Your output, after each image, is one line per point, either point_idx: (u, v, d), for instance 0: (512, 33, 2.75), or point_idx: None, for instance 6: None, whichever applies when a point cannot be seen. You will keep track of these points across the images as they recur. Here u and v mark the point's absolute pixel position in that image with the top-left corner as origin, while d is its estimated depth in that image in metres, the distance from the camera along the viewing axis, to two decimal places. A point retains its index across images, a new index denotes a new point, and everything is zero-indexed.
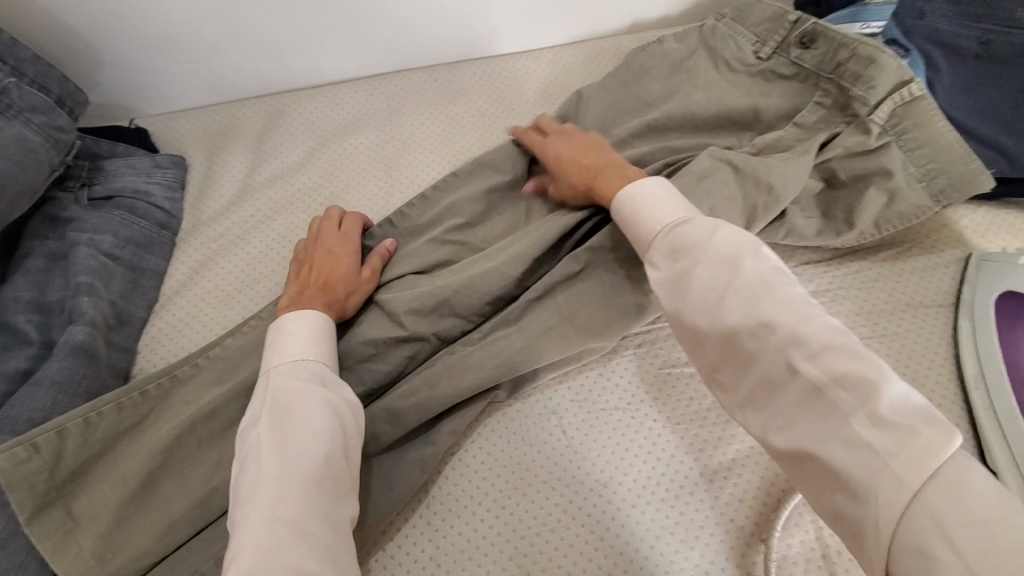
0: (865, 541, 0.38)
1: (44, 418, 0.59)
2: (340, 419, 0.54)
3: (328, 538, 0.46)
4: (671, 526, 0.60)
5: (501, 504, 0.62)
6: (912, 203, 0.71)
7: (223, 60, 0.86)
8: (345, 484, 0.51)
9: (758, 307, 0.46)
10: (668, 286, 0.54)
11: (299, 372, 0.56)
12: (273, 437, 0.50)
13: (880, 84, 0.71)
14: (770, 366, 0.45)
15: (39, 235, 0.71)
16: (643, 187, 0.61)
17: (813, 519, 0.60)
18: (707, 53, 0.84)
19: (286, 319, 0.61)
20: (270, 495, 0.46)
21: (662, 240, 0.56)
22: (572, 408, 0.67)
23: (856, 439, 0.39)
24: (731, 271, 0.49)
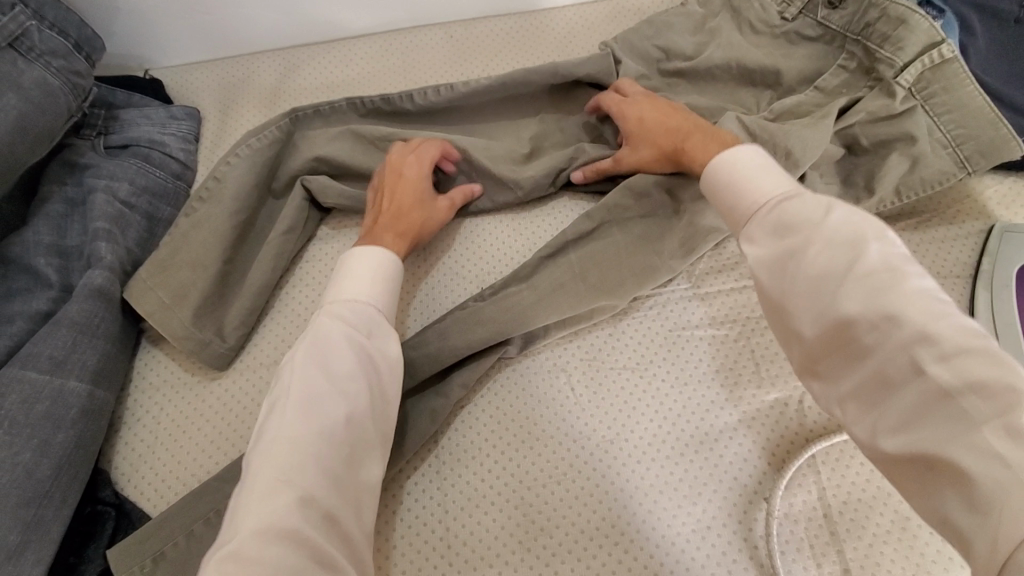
0: (978, 555, 0.36)
1: (64, 357, 0.60)
2: (370, 374, 0.54)
3: (329, 505, 0.46)
4: (675, 482, 0.61)
5: (509, 457, 0.63)
6: (936, 168, 0.69)
7: (240, 11, 0.85)
8: (364, 445, 0.52)
9: (882, 299, 0.43)
10: (769, 267, 0.51)
11: (350, 315, 0.56)
12: (304, 378, 0.50)
13: (908, 46, 0.69)
14: (889, 364, 0.43)
15: (57, 180, 0.71)
16: (740, 156, 0.57)
17: (817, 480, 0.61)
18: (731, 12, 0.81)
19: (353, 251, 0.62)
20: (287, 453, 0.46)
21: (766, 214, 0.52)
22: (580, 367, 0.67)
23: (986, 447, 0.37)
24: (850, 255, 0.46)
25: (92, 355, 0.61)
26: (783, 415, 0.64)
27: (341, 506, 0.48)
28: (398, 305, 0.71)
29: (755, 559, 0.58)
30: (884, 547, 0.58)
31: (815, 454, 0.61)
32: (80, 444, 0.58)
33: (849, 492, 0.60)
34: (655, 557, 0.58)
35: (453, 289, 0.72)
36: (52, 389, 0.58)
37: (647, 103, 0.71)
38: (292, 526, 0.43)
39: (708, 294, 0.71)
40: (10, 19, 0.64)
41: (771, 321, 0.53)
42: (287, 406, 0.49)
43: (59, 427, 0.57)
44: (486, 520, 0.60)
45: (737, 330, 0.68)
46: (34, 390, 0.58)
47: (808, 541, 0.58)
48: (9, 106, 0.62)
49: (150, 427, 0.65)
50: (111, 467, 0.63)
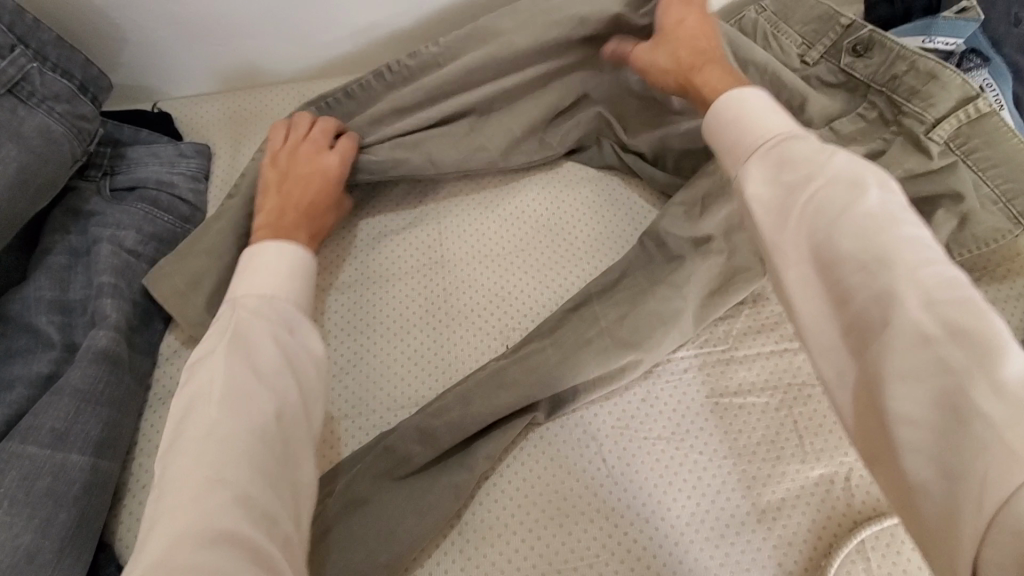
0: (955, 514, 0.35)
1: (66, 428, 0.56)
2: (295, 366, 0.53)
3: (262, 502, 0.44)
4: (717, 568, 0.57)
5: (538, 534, 0.59)
6: (988, 225, 0.65)
7: (253, 44, 0.82)
8: (294, 443, 0.50)
9: (875, 241, 0.42)
10: (765, 206, 0.49)
11: (268, 311, 0.55)
12: (223, 378, 0.49)
13: (940, 102, 0.65)
14: (875, 307, 0.41)
15: (60, 228, 0.67)
16: (747, 97, 0.55)
17: (868, 567, 0.57)
18: (748, 50, 0.78)
19: (262, 246, 0.61)
20: (215, 452, 0.45)
21: (768, 150, 0.50)
22: (613, 436, 0.63)
23: (971, 404, 0.36)
24: (849, 197, 0.45)
25: (96, 424, 0.58)
26: (828, 494, 0.60)
27: (279, 505, 0.46)
28: (423, 363, 0.68)
29: None
30: None
31: (865, 540, 0.57)
32: (83, 524, 0.54)
33: None
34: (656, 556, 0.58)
35: (476, 348, 0.68)
36: (54, 464, 0.55)
37: (690, 16, 0.70)
38: (221, 531, 0.41)
39: (747, 357, 0.67)
40: (10, 63, 0.61)
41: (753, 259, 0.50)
42: (213, 399, 0.47)
43: (60, 505, 0.54)
44: None
45: (779, 399, 0.64)
46: (35, 466, 0.54)
47: None
48: (9, 158, 0.58)
49: None
50: (115, 540, 0.59)
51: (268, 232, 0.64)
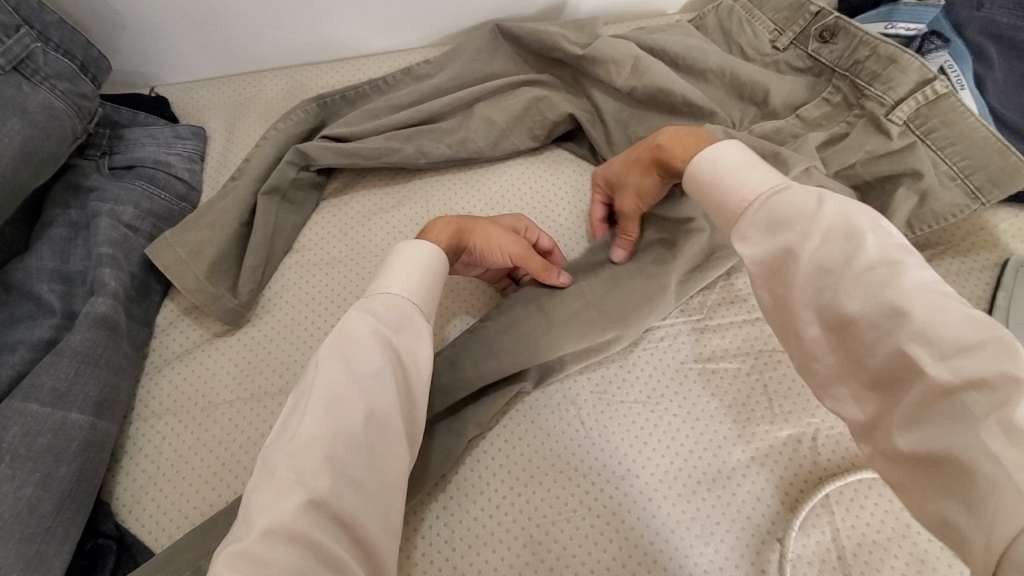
0: (973, 551, 0.36)
1: (67, 388, 0.59)
2: (402, 369, 0.51)
3: (350, 508, 0.44)
4: (688, 521, 0.60)
5: (518, 491, 0.62)
6: (947, 201, 0.67)
7: (245, 32, 0.84)
8: (394, 449, 0.48)
9: (883, 294, 0.42)
10: (768, 267, 0.51)
11: (380, 307, 0.54)
12: (326, 376, 0.47)
13: (899, 85, 0.69)
14: (889, 359, 0.42)
15: (61, 203, 0.70)
16: (723, 154, 0.57)
17: (832, 520, 0.60)
18: (722, 35, 0.83)
19: (409, 244, 0.60)
20: (304, 450, 0.43)
21: (759, 211, 0.52)
22: (591, 399, 0.66)
23: (984, 450, 0.36)
24: (849, 249, 0.45)
25: (95, 385, 0.60)
26: (795, 453, 0.63)
27: (365, 511, 0.45)
28: None
29: None
30: None
31: (829, 493, 0.60)
32: (82, 478, 0.57)
33: (864, 533, 0.59)
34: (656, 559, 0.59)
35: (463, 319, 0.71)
36: (54, 421, 0.57)
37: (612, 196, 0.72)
38: (298, 531, 0.40)
39: (720, 326, 0.70)
40: (15, 41, 0.63)
41: (772, 316, 0.53)
42: (314, 395, 0.46)
43: (60, 460, 0.56)
44: (495, 559, 0.59)
45: (750, 364, 0.67)
46: (37, 423, 0.57)
47: None
48: (13, 132, 0.61)
49: (152, 457, 0.64)
50: (113, 498, 0.62)
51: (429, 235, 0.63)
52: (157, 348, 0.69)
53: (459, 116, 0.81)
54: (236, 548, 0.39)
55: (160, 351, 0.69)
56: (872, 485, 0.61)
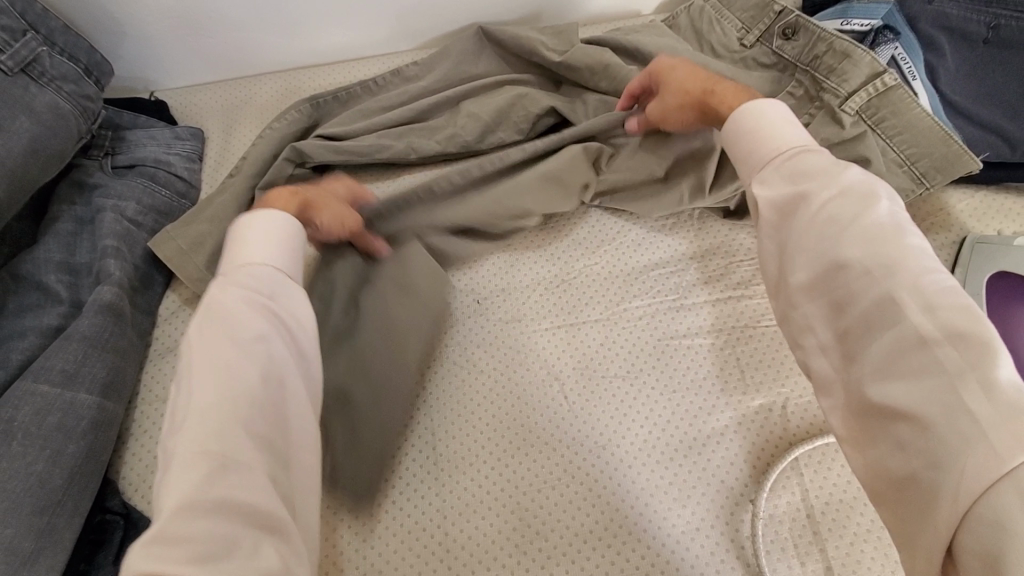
0: (936, 506, 0.39)
1: (75, 370, 0.62)
2: (285, 332, 0.53)
3: (263, 470, 0.45)
4: (665, 486, 0.64)
5: (504, 461, 0.65)
6: (893, 186, 0.72)
7: (240, 37, 0.88)
8: (290, 404, 0.50)
9: (885, 248, 0.47)
10: (776, 215, 0.55)
11: (242, 280, 0.54)
12: (204, 354, 0.48)
13: (852, 78, 0.73)
14: (873, 308, 0.46)
15: (67, 200, 0.74)
16: (773, 108, 0.60)
17: (801, 482, 0.63)
18: (694, 34, 0.87)
19: (246, 217, 0.59)
20: (201, 423, 0.44)
21: (784, 162, 0.56)
22: (573, 375, 0.70)
23: (960, 406, 0.39)
24: (860, 208, 0.50)
25: (102, 368, 0.64)
26: (767, 420, 0.66)
27: (279, 470, 0.47)
28: None
29: (742, 558, 0.60)
30: (864, 546, 0.60)
31: (798, 457, 0.64)
32: (91, 455, 0.60)
33: (831, 494, 0.63)
34: (644, 530, 0.62)
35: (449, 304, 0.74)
36: (64, 401, 0.61)
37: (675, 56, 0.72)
38: (216, 499, 0.41)
39: (695, 305, 0.73)
40: (22, 45, 0.67)
41: (766, 270, 0.57)
42: (195, 370, 0.47)
43: (69, 438, 0.59)
44: (483, 525, 0.62)
45: (723, 339, 0.71)
46: (47, 403, 0.60)
47: (792, 540, 0.61)
48: (22, 131, 0.65)
49: (157, 439, 0.67)
50: (119, 477, 0.65)
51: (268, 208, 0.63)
52: (159, 337, 0.73)
53: (447, 113, 0.85)
54: (145, 534, 0.39)
55: (163, 339, 0.73)
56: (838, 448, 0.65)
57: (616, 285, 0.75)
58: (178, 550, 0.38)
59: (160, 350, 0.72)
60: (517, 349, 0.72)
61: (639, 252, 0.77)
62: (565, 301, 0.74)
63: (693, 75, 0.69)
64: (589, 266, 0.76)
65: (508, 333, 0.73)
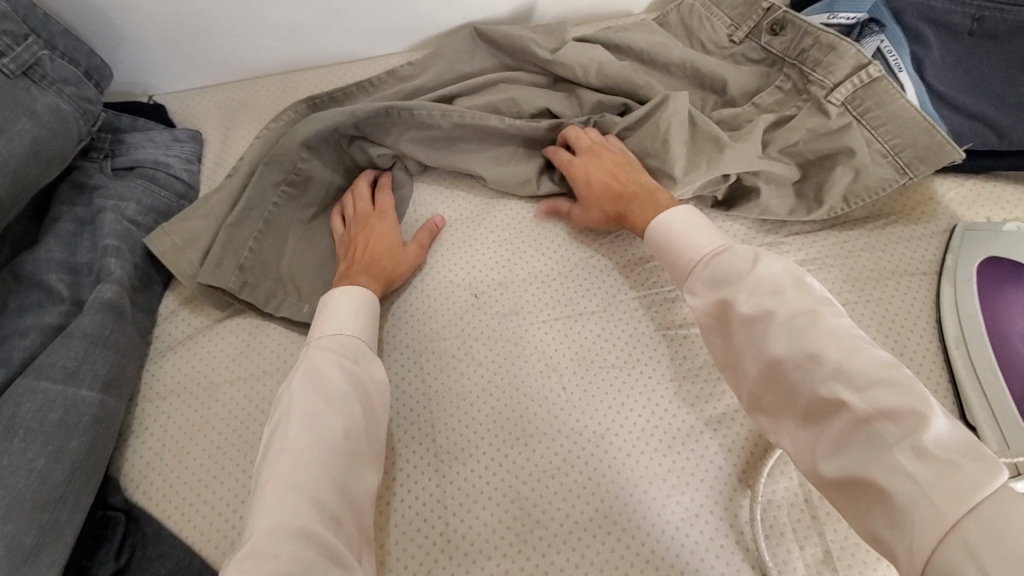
0: (901, 561, 0.44)
1: (76, 367, 0.63)
2: (364, 391, 0.61)
3: (334, 507, 0.53)
4: (664, 473, 0.64)
5: (504, 453, 0.66)
6: (877, 176, 0.73)
7: (237, 40, 0.89)
8: (362, 455, 0.58)
9: (805, 340, 0.52)
10: (714, 317, 0.60)
11: (335, 345, 0.63)
12: (302, 405, 0.57)
13: (838, 70, 0.75)
14: (814, 397, 0.51)
15: (67, 201, 0.75)
16: (677, 218, 0.67)
17: (798, 467, 0.64)
18: (684, 31, 0.89)
19: (334, 294, 0.68)
20: (293, 463, 0.53)
21: (705, 268, 0.62)
22: (572, 366, 0.70)
23: (898, 467, 0.45)
24: (776, 300, 0.55)
25: (103, 365, 0.64)
26: None
27: (347, 511, 0.54)
28: (402, 320, 0.74)
29: (742, 543, 0.60)
30: None
31: None
32: (92, 451, 0.61)
33: None
34: (640, 524, 0.62)
35: (446, 298, 0.75)
36: (66, 398, 0.61)
37: (587, 157, 0.76)
38: (301, 528, 0.49)
39: None
40: (24, 48, 0.68)
41: (721, 364, 0.61)
42: (295, 419, 0.56)
43: (71, 434, 0.60)
44: (483, 515, 0.63)
45: None
46: (48, 399, 0.60)
47: (791, 524, 0.61)
48: (24, 131, 0.66)
49: (158, 435, 0.67)
50: (121, 474, 0.66)
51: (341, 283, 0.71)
52: (160, 335, 0.73)
53: None
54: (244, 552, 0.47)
55: (163, 337, 0.73)
56: None
57: (612, 277, 0.76)
58: (269, 566, 0.47)
59: (161, 348, 0.72)
60: (515, 341, 0.72)
61: (635, 244, 0.78)
62: (562, 294, 0.75)
63: (605, 190, 0.74)
64: (586, 260, 0.77)
65: (505, 326, 0.73)
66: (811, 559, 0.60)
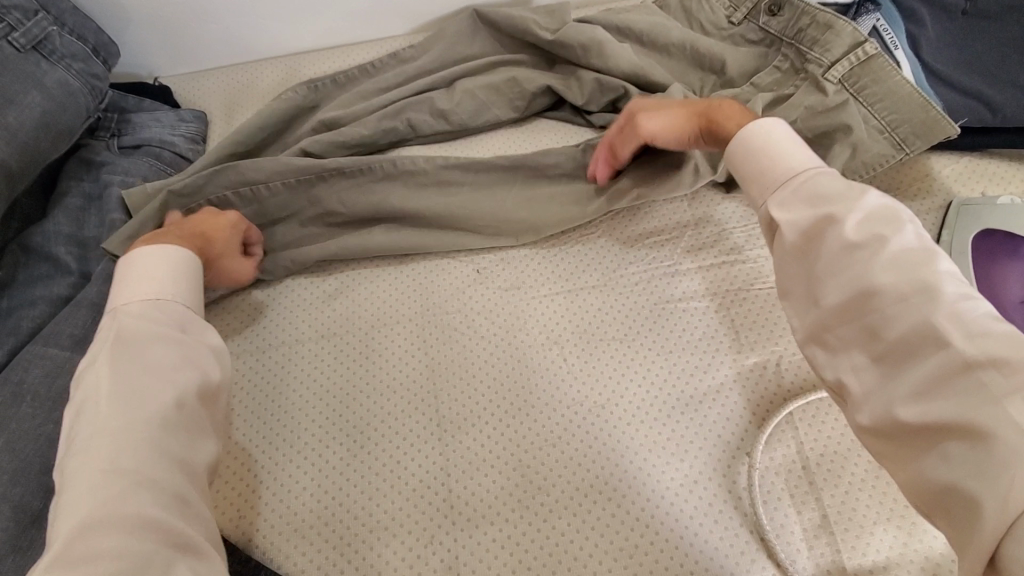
0: (980, 512, 0.39)
1: (84, 335, 0.64)
2: (200, 362, 0.55)
3: (173, 483, 0.47)
4: (664, 441, 0.65)
5: (505, 422, 0.67)
6: (874, 152, 0.74)
7: (242, 21, 0.90)
8: (196, 424, 0.52)
9: (919, 272, 0.46)
10: (803, 241, 0.53)
11: (153, 311, 0.56)
12: (116, 378, 0.50)
13: (834, 48, 0.76)
14: (909, 332, 0.45)
15: (75, 177, 0.76)
16: (779, 134, 0.60)
17: (796, 435, 0.65)
18: (682, 12, 0.89)
19: (140, 255, 0.59)
20: (107, 447, 0.46)
21: (804, 188, 0.55)
22: (574, 338, 0.71)
23: (1005, 417, 0.39)
24: (887, 232, 0.49)
25: None
26: (761, 378, 0.68)
27: (192, 487, 0.49)
28: (403, 295, 0.75)
29: (740, 508, 0.61)
30: (860, 495, 0.62)
31: (793, 412, 0.66)
32: None
33: (826, 446, 0.64)
34: (641, 493, 0.63)
35: (448, 273, 0.76)
36: (74, 365, 0.62)
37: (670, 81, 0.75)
38: (130, 513, 0.44)
39: (690, 270, 0.75)
40: (33, 23, 0.69)
41: (793, 294, 0.55)
42: (106, 396, 0.49)
43: None
44: (486, 483, 0.64)
45: (717, 302, 0.73)
46: (56, 366, 0.61)
47: (788, 490, 0.62)
48: (33, 104, 0.67)
49: None
50: None
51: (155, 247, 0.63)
52: None
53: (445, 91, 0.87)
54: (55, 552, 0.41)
55: None
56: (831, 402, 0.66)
57: (613, 254, 0.77)
58: (84, 564, 0.41)
59: None
60: (518, 314, 0.73)
61: (636, 223, 0.78)
62: (564, 269, 0.76)
63: (692, 98, 0.71)
64: (587, 237, 0.78)
65: (506, 300, 0.74)
66: (809, 524, 0.61)
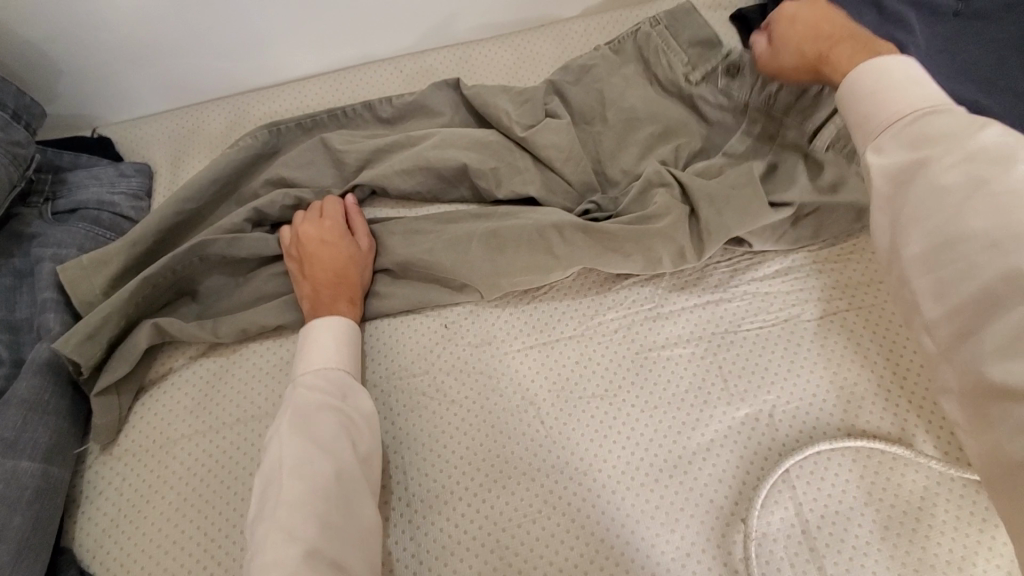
0: None
1: (16, 437, 0.59)
2: (352, 433, 0.58)
3: (332, 552, 0.50)
4: (652, 510, 0.60)
5: (482, 497, 0.62)
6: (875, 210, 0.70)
7: (181, 62, 0.84)
8: (359, 490, 0.56)
9: (1011, 219, 0.42)
10: (890, 181, 0.50)
11: (320, 382, 0.60)
12: (290, 449, 0.54)
13: (816, 112, 0.71)
14: (994, 285, 0.43)
15: (4, 252, 0.70)
16: (889, 66, 0.53)
17: (793, 495, 0.60)
18: (640, 64, 0.80)
19: (313, 326, 0.65)
20: (288, 514, 0.50)
21: (903, 128, 0.50)
22: (550, 398, 0.66)
23: None
24: (994, 174, 0.44)
25: (43, 432, 0.61)
26: (753, 432, 0.63)
27: (352, 554, 0.52)
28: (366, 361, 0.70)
29: None
30: (865, 560, 0.57)
31: (790, 469, 0.61)
32: (37, 525, 0.57)
33: (828, 507, 0.59)
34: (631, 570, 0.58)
35: (414, 331, 0.71)
36: (5, 471, 0.58)
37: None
38: None
39: (671, 313, 0.70)
40: None
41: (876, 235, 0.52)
42: (281, 471, 0.53)
43: (13, 510, 0.56)
44: (464, 568, 0.59)
45: (703, 347, 0.67)
46: None
47: (788, 558, 0.58)
48: None
49: (112, 499, 0.63)
50: (75, 545, 0.62)
51: (316, 311, 0.67)
52: None
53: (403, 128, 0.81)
54: None
55: None
56: (832, 455, 0.61)
57: (588, 298, 0.71)
58: None
59: None
60: (491, 373, 0.68)
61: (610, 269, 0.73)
62: (536, 320, 0.71)
63: (810, 30, 0.62)
64: (558, 284, 0.72)
65: (478, 358, 0.69)
66: None
